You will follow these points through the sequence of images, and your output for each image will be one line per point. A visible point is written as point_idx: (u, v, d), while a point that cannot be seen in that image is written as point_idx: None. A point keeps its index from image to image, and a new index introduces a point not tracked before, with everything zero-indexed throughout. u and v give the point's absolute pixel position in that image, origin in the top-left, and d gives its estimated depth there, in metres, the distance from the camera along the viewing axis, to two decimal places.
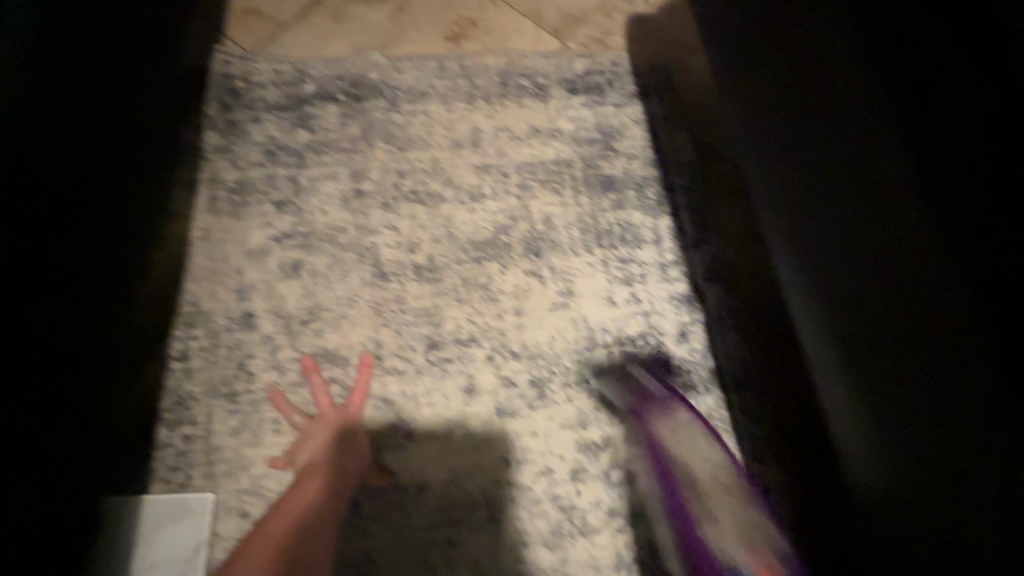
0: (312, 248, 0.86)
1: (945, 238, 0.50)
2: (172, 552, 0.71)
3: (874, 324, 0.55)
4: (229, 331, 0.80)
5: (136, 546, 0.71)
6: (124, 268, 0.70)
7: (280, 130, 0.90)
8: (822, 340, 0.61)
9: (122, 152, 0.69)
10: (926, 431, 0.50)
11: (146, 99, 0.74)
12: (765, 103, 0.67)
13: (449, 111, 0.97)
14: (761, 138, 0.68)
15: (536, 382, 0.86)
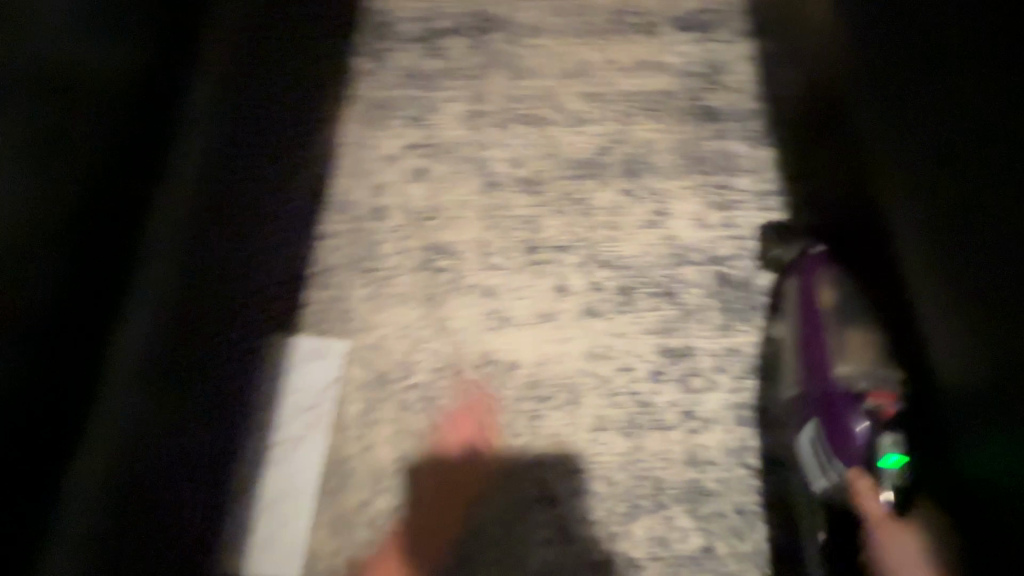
0: (435, 157, 0.99)
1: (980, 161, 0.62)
2: (307, 385, 0.88)
3: (961, 236, 0.64)
4: (367, 219, 0.96)
5: (284, 372, 0.87)
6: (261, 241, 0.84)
7: (416, 58, 1.04)
8: (921, 255, 0.70)
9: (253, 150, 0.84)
10: (996, 326, 0.59)
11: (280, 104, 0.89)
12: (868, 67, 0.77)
13: (562, 45, 1.06)
14: (873, 93, 0.76)
15: (624, 289, 0.92)
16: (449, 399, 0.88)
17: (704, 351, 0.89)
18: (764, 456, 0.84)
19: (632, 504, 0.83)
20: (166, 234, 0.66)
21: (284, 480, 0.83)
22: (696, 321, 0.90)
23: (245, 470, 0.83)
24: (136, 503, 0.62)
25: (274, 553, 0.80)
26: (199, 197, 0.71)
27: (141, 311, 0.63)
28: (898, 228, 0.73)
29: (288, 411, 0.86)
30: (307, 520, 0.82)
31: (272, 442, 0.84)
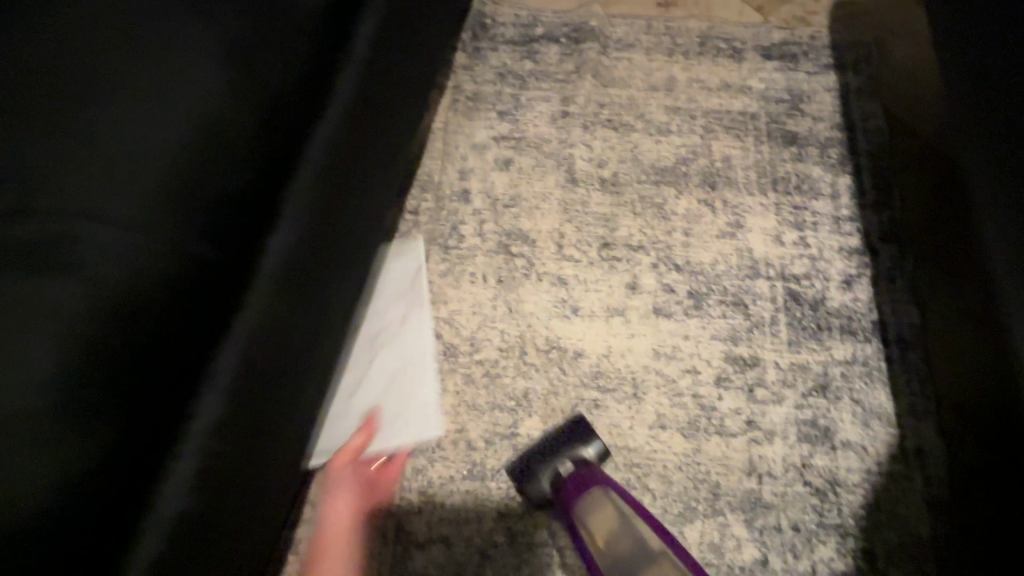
0: (521, 149, 1.04)
1: None
2: (399, 276, 0.95)
3: None
4: (451, 200, 1.00)
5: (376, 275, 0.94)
6: (377, 218, 0.81)
7: (511, 59, 1.11)
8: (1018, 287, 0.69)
9: (400, 117, 0.82)
10: None
11: (423, 84, 0.89)
12: (965, 110, 0.82)
13: (651, 60, 1.11)
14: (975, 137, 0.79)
15: (694, 294, 0.93)
16: (512, 378, 0.89)
17: (770, 364, 0.89)
18: (825, 476, 0.83)
19: (686, 505, 0.82)
20: (328, 140, 0.64)
21: (397, 361, 0.89)
22: (764, 333, 0.91)
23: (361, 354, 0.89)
24: (259, 405, 0.59)
25: (409, 413, 0.87)
26: (353, 108, 0.68)
27: (301, 212, 0.61)
28: (1000, 260, 0.73)
29: (389, 296, 0.93)
30: (429, 381, 0.89)
31: (379, 327, 0.91)
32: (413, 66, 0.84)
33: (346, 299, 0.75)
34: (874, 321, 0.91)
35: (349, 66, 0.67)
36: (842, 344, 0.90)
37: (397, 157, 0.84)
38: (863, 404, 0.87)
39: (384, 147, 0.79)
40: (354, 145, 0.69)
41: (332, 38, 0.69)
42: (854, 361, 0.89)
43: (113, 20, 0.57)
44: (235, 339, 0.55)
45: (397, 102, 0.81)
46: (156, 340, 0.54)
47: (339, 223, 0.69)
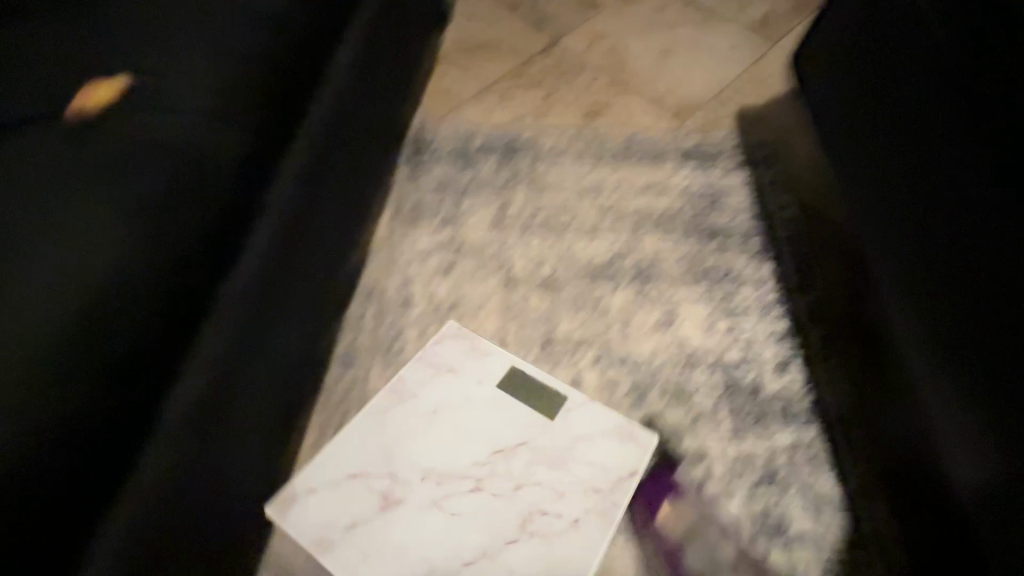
0: (462, 254, 1.08)
1: (960, 249, 0.71)
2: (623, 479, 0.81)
3: (966, 315, 0.69)
4: (394, 306, 1.02)
5: (598, 447, 0.83)
6: (312, 304, 0.84)
7: (452, 170, 1.19)
8: (932, 333, 0.74)
9: (340, 209, 0.88)
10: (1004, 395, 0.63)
11: (363, 176, 0.95)
12: (862, 174, 0.92)
13: (580, 165, 1.20)
14: (875, 199, 0.88)
15: (637, 387, 0.95)
16: None
17: (717, 455, 0.89)
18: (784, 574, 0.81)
19: None
20: (260, 252, 0.67)
21: (517, 555, 0.76)
22: (708, 424, 0.92)
23: (495, 512, 0.78)
24: (174, 490, 0.57)
25: None
26: (285, 219, 0.72)
27: (227, 324, 0.63)
28: (908, 310, 0.80)
29: (582, 485, 0.80)
30: None
31: (537, 506, 0.79)
32: (350, 170, 0.90)
33: (272, 390, 0.76)
34: (812, 405, 0.93)
35: (281, 179, 0.72)
36: (784, 429, 0.91)
37: (334, 246, 0.89)
38: (811, 492, 0.86)
39: (321, 239, 0.84)
40: (287, 252, 0.74)
41: (274, 142, 0.73)
42: (798, 447, 0.90)
43: (57, 148, 0.60)
44: (156, 451, 0.56)
45: (332, 210, 0.86)
46: (71, 448, 0.50)
47: (269, 322, 0.72)
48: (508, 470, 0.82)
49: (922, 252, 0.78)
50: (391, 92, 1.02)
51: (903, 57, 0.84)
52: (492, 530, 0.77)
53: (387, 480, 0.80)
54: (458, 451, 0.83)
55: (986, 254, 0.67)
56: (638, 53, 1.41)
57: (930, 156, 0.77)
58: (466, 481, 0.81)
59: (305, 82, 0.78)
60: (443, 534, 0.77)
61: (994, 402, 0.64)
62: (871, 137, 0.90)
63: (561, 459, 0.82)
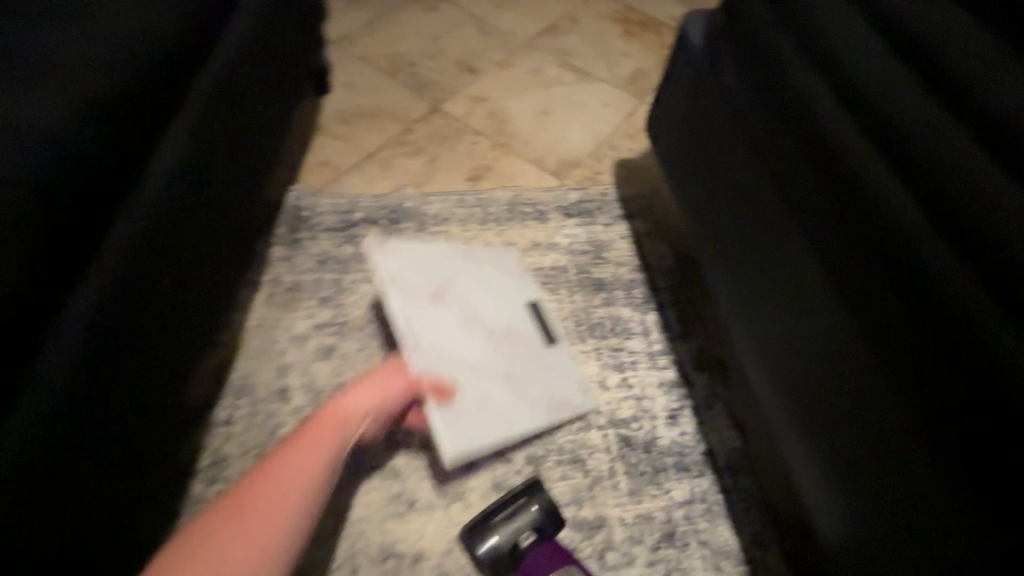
0: (344, 334, 1.03)
1: (838, 239, 0.73)
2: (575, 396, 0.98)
3: (857, 302, 0.69)
4: (267, 402, 0.95)
5: (569, 373, 1.00)
6: (169, 359, 0.78)
7: (332, 246, 1.15)
8: (819, 322, 0.75)
9: (197, 257, 0.84)
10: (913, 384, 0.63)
11: (222, 221, 0.90)
12: (720, 176, 0.94)
13: (466, 231, 1.20)
14: (736, 199, 0.90)
15: (532, 459, 0.92)
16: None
17: (616, 521, 0.87)
18: None
19: None
20: (95, 317, 0.63)
21: (497, 393, 0.92)
22: (605, 488, 0.90)
23: (497, 361, 0.95)
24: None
25: (456, 424, 0.86)
26: (128, 278, 0.67)
27: (59, 397, 0.58)
28: (787, 301, 0.80)
29: (553, 385, 0.97)
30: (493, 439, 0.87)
31: (525, 377, 0.95)
32: (208, 212, 0.85)
33: (122, 461, 0.69)
34: (703, 454, 0.95)
35: (122, 236, 0.68)
36: (679, 482, 0.91)
37: (195, 295, 0.84)
38: (709, 546, 0.86)
39: (179, 287, 0.79)
40: (135, 312, 0.69)
41: (107, 197, 0.68)
42: (694, 499, 0.90)
43: None
44: None
45: (169, 291, 0.78)
46: None
47: (116, 389, 0.66)
48: (512, 344, 0.99)
49: (792, 303, 0.80)
50: (237, 161, 0.94)
51: (751, 115, 0.87)
52: (491, 371, 0.93)
53: (442, 290, 0.99)
54: (489, 316, 1.00)
55: (852, 317, 0.70)
56: (517, 114, 1.46)
57: (796, 152, 0.79)
58: (487, 332, 0.98)
59: (137, 149, 0.72)
60: (455, 352, 0.93)
61: (880, 465, 0.66)
62: (728, 187, 0.92)
63: (547, 363, 0.99)
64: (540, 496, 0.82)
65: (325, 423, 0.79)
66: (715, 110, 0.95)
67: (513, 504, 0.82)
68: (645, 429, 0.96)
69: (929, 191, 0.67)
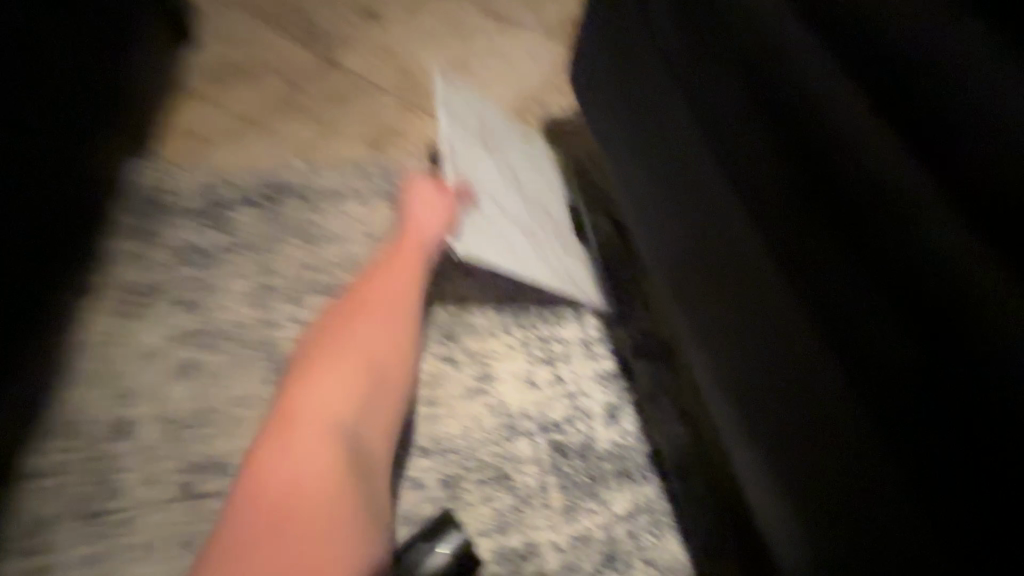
0: (211, 346, 0.83)
1: (794, 182, 0.57)
2: (587, 279, 0.94)
3: (816, 259, 0.54)
4: (107, 441, 0.75)
5: (588, 264, 0.97)
6: None
7: (196, 234, 0.93)
8: (767, 282, 0.60)
9: None
10: (892, 373, 0.49)
11: None
12: (657, 98, 0.75)
13: (367, 208, 1.01)
14: (675, 129, 0.72)
15: (447, 481, 0.77)
16: None
17: (548, 547, 0.74)
18: None
19: None
20: None
21: (517, 227, 0.93)
22: (535, 508, 0.76)
23: (526, 213, 0.97)
24: None
25: (476, 231, 0.87)
26: None
27: None
28: (730, 253, 0.65)
29: (570, 260, 0.95)
30: (504, 253, 0.86)
31: (546, 238, 0.95)
32: None
33: None
34: (647, 454, 0.82)
35: None
36: (621, 493, 0.79)
37: None
38: (656, 565, 0.75)
39: None
40: None
41: None
42: (637, 511, 0.78)
43: None
44: None
45: None
46: None
47: None
48: (545, 215, 0.99)
49: (740, 296, 0.64)
50: (21, 125, 0.66)
51: (680, 53, 0.69)
52: (519, 215, 0.95)
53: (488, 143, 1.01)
54: (529, 187, 1.02)
55: (816, 324, 0.55)
56: (430, 65, 1.25)
57: (751, 63, 0.60)
58: (523, 194, 1.00)
59: None
60: (489, 184, 0.95)
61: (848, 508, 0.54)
62: (667, 118, 0.74)
63: (569, 242, 0.98)
64: (448, 537, 0.68)
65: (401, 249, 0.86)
66: (642, 41, 0.76)
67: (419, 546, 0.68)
68: (581, 431, 0.83)
69: (914, 125, 0.49)
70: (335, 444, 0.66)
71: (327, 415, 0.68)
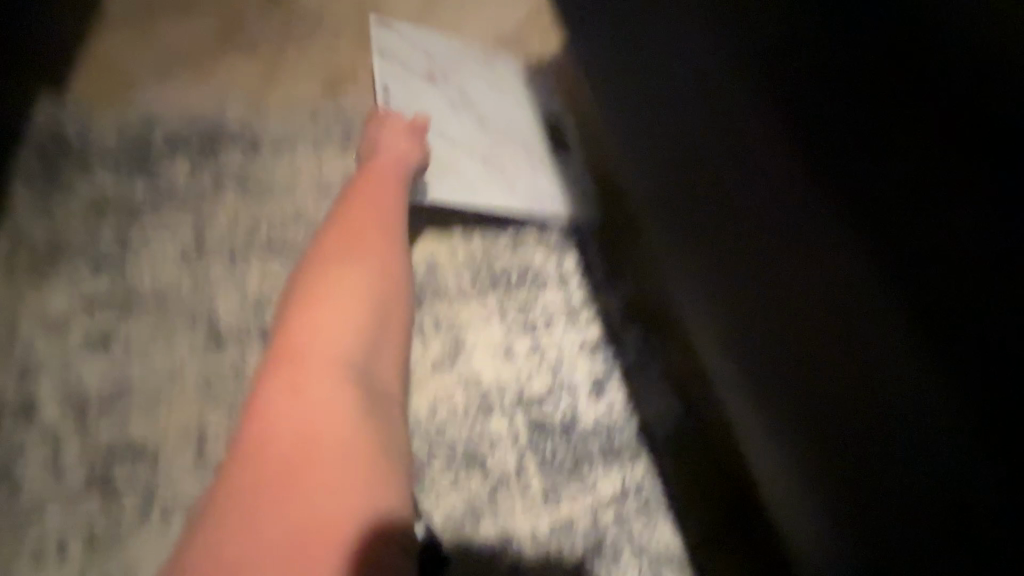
0: (133, 313, 0.71)
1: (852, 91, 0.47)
2: (558, 206, 0.88)
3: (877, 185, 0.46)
4: (2, 424, 0.63)
5: (561, 188, 0.89)
6: None
7: (114, 184, 0.80)
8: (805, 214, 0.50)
9: None
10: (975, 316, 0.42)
11: None
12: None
13: (320, 156, 0.88)
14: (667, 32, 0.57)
15: (411, 465, 0.67)
16: None
17: (526, 537, 0.66)
18: None
19: None
20: None
21: (474, 159, 0.85)
22: (511, 494, 0.68)
23: (485, 139, 0.88)
24: None
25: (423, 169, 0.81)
26: None
27: None
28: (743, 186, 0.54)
29: (537, 185, 0.88)
30: (457, 192, 0.81)
31: (508, 166, 0.87)
32: None
33: None
34: (636, 431, 0.74)
35: None
36: (607, 474, 0.70)
37: None
38: (647, 553, 0.67)
39: None
40: None
41: None
42: (626, 494, 0.69)
43: None
44: None
45: None
46: None
47: None
48: (507, 138, 0.90)
49: (754, 235, 0.53)
50: None
51: None
52: (476, 143, 0.87)
53: (438, 74, 0.89)
54: (491, 106, 0.92)
55: (864, 256, 0.47)
56: None
57: None
58: (480, 116, 0.90)
59: None
60: (439, 115, 0.87)
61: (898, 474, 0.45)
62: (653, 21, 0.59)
63: (538, 166, 0.90)
64: (411, 533, 0.59)
65: (377, 175, 0.74)
66: None
67: None
68: (563, 406, 0.74)
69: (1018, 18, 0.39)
70: (348, 382, 0.56)
71: (341, 360, 0.57)
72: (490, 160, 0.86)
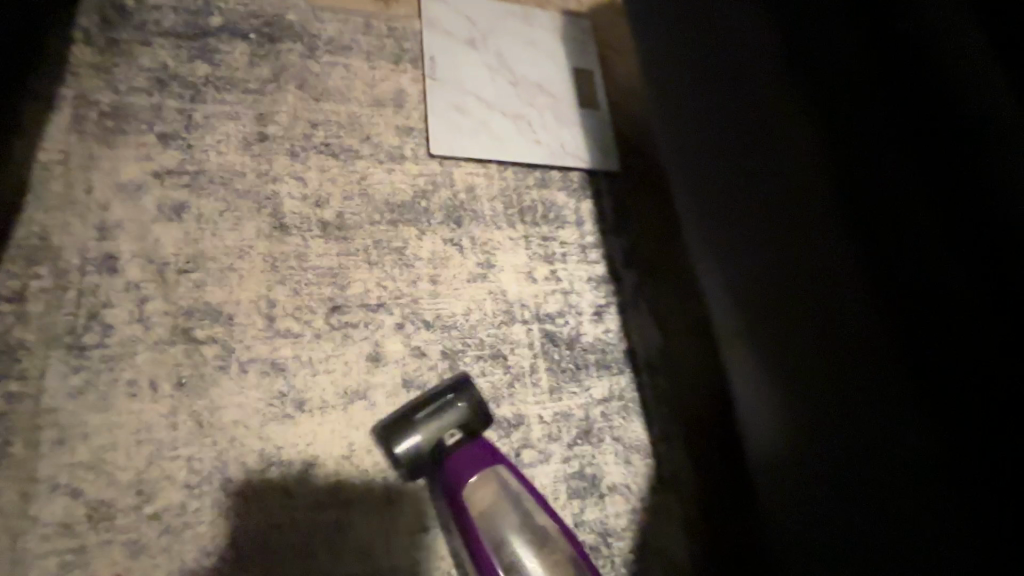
0: (202, 190, 0.76)
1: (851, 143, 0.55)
2: (581, 152, 1.01)
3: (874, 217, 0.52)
4: (85, 273, 0.68)
5: (585, 136, 1.02)
6: None
7: (175, 59, 0.81)
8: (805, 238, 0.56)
9: None
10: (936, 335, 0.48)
11: None
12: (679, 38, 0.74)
13: (373, 68, 0.92)
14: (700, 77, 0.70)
15: (448, 353, 0.80)
16: (210, 524, 0.64)
17: (534, 419, 0.82)
18: (596, 530, 0.80)
19: None
20: None
21: (503, 116, 0.97)
22: (525, 386, 0.83)
23: (512, 96, 1.00)
24: None
25: (459, 128, 0.94)
26: None
27: None
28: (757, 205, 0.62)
29: (562, 134, 1.01)
30: (487, 147, 0.94)
31: (534, 120, 0.99)
32: None
33: None
34: (624, 352, 0.91)
35: None
36: (599, 380, 0.88)
37: None
38: (623, 442, 0.86)
39: None
40: None
41: None
42: (612, 397, 0.88)
43: None
44: None
45: None
46: None
47: None
48: (534, 93, 1.02)
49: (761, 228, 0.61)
50: None
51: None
52: (506, 101, 0.99)
53: (478, 37, 1.01)
54: (518, 64, 1.03)
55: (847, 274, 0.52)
56: None
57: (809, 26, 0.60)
58: (508, 75, 1.01)
59: None
60: (473, 76, 0.98)
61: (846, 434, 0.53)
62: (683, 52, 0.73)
63: (563, 117, 1.02)
64: (465, 396, 0.71)
65: None
66: None
67: (438, 402, 0.71)
68: (569, 324, 0.89)
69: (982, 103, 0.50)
70: None
71: None
72: (517, 118, 0.98)
